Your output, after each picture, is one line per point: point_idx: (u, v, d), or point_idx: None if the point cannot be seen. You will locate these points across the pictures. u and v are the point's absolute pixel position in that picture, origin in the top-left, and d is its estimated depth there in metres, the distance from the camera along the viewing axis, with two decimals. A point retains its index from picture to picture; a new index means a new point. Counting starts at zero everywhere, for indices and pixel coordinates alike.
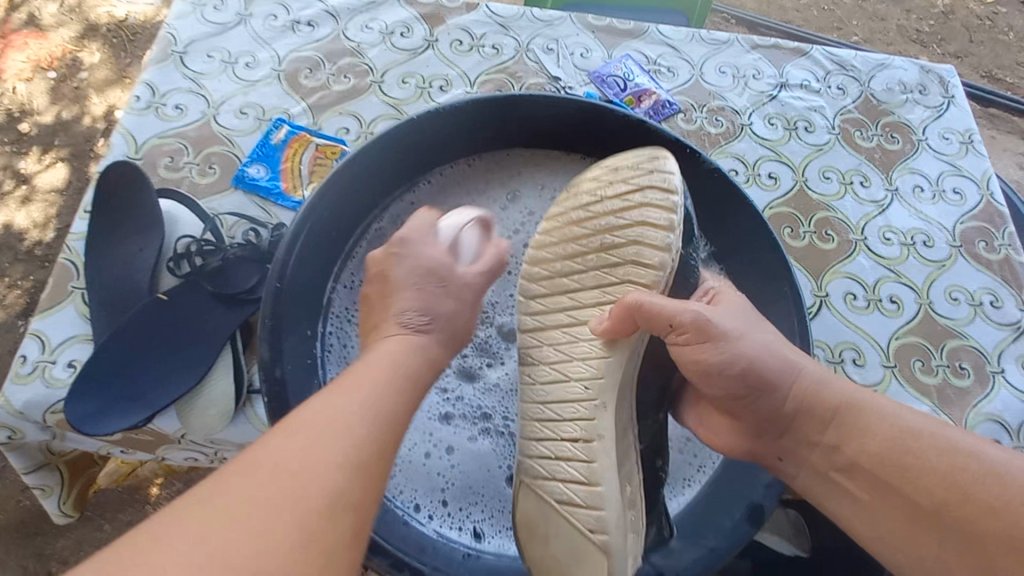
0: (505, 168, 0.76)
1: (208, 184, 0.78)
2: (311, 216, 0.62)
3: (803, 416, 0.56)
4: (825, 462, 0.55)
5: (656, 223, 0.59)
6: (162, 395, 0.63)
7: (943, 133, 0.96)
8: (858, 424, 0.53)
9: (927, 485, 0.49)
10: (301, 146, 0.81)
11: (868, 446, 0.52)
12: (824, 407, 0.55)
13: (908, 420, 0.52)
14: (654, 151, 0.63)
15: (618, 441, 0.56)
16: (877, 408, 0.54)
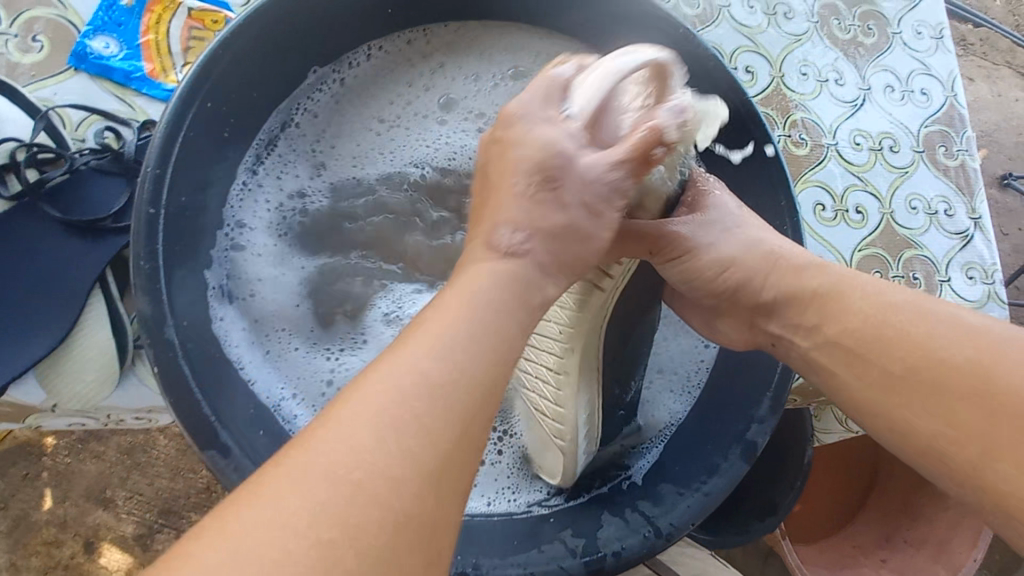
0: (437, 48, 0.61)
1: (34, 65, 0.56)
2: (189, 115, 0.45)
3: (783, 303, 0.46)
4: (806, 343, 0.45)
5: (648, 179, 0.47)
6: (14, 360, 0.48)
7: (916, 26, 0.90)
8: (837, 300, 0.43)
9: (917, 357, 0.38)
10: (166, 9, 0.59)
11: (848, 321, 0.42)
12: (801, 288, 0.45)
13: (893, 294, 0.41)
14: None
15: (584, 383, 0.50)
16: (858, 282, 0.43)
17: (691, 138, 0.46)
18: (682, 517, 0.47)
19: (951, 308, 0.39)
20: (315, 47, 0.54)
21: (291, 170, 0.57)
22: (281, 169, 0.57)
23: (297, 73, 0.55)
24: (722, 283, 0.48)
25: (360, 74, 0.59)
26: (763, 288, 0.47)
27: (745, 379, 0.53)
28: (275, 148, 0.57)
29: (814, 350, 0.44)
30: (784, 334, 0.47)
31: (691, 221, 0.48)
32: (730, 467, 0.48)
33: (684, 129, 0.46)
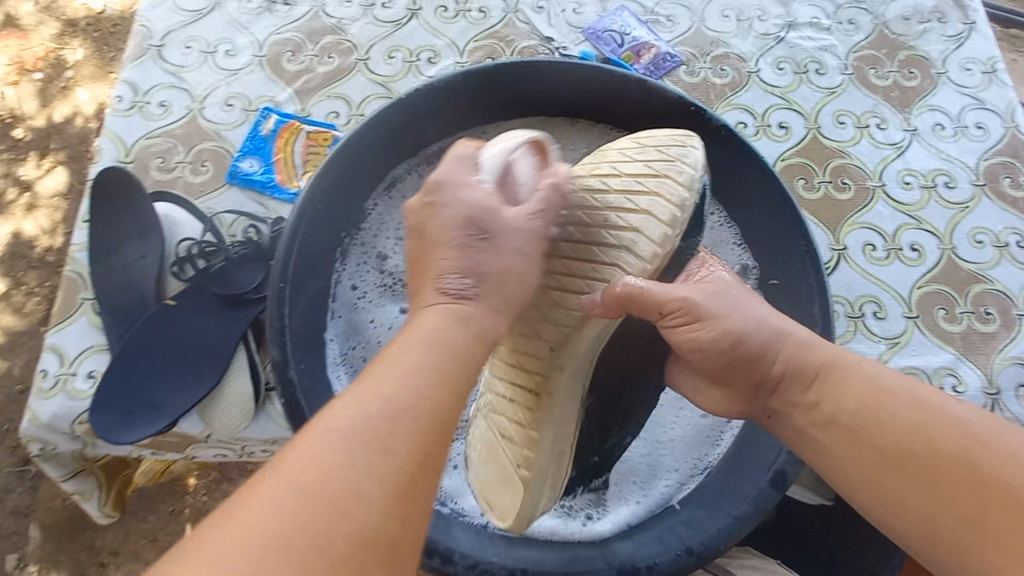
0: (484, 144, 0.73)
1: (203, 183, 0.76)
2: (306, 211, 0.61)
3: (784, 379, 0.52)
4: (802, 421, 0.51)
5: (659, 216, 0.54)
6: (184, 401, 0.64)
7: (963, 64, 0.91)
8: (838, 376, 0.50)
9: (895, 431, 0.45)
10: (291, 134, 0.79)
11: (846, 404, 0.48)
12: (807, 363, 0.51)
13: (890, 379, 0.48)
14: (682, 133, 0.60)
15: (565, 408, 0.54)
16: (859, 366, 0.50)
17: (670, 175, 0.56)
18: (711, 539, 0.52)
19: (947, 400, 0.46)
20: (393, 159, 0.68)
21: (369, 271, 0.67)
22: (365, 271, 0.67)
23: (382, 180, 0.68)
24: (733, 357, 0.53)
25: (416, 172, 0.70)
26: (771, 363, 0.52)
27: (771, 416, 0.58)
28: (371, 237, 0.68)
29: (812, 424, 0.50)
30: (784, 405, 0.53)
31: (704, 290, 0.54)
32: (760, 495, 0.53)
33: (659, 170, 0.57)
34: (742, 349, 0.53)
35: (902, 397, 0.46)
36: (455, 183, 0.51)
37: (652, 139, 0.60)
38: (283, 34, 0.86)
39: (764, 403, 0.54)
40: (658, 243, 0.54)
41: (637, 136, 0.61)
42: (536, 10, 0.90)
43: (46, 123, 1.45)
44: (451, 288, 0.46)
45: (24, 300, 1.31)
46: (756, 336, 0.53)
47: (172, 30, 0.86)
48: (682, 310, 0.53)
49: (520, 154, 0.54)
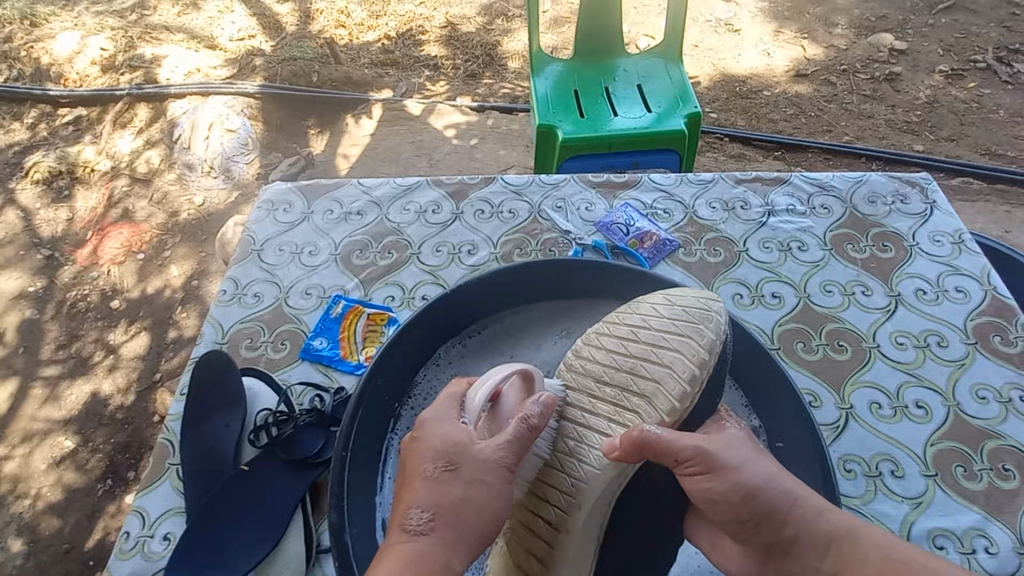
0: (519, 323, 0.85)
1: (281, 359, 0.92)
2: (371, 384, 0.75)
3: (801, 543, 0.59)
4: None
5: (679, 367, 0.63)
6: (243, 562, 0.70)
7: (933, 237, 1.05)
8: (852, 546, 0.58)
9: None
10: (356, 316, 0.96)
11: (866, 575, 0.56)
12: (822, 530, 0.59)
13: (895, 550, 0.56)
14: (711, 296, 0.69)
15: (579, 546, 0.60)
16: (872, 536, 0.58)
17: (699, 332, 0.65)
18: None
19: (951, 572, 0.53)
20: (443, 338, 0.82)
21: None
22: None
23: (430, 356, 0.81)
24: (747, 513, 0.60)
25: (462, 347, 0.83)
26: (788, 526, 0.59)
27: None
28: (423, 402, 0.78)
29: None
30: (802, 567, 0.60)
31: (727, 450, 0.61)
32: None
33: (684, 331, 0.65)
34: (754, 505, 0.60)
35: (915, 570, 0.54)
36: (436, 419, 0.61)
37: (683, 298, 0.69)
38: (355, 237, 1.08)
39: (780, 565, 0.61)
40: (677, 400, 0.61)
41: (669, 294, 0.71)
42: (555, 210, 1.11)
43: (140, 294, 1.84)
44: (413, 523, 0.55)
45: (88, 455, 1.53)
46: (767, 497, 0.59)
47: (270, 237, 1.09)
48: (693, 460, 0.59)
49: (510, 387, 0.64)
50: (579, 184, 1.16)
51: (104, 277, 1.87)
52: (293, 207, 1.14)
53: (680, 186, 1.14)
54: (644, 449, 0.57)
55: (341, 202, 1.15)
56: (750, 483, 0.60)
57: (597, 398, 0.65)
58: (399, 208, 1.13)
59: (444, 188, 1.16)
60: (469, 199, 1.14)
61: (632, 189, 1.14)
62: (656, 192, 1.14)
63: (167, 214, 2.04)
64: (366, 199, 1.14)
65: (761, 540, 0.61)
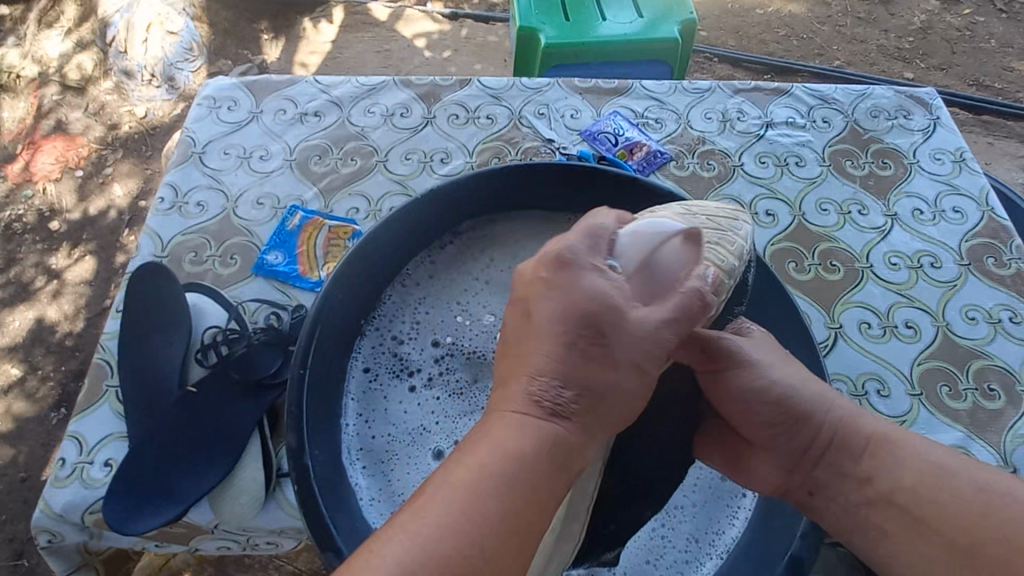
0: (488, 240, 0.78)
1: (231, 275, 0.82)
2: (331, 297, 0.66)
3: (832, 446, 0.58)
4: (855, 496, 0.56)
5: (720, 264, 0.59)
6: (197, 487, 0.64)
7: (934, 155, 0.99)
8: (892, 453, 0.55)
9: (939, 502, 0.51)
10: (314, 229, 0.86)
11: (902, 481, 0.53)
12: (858, 433, 0.57)
13: (935, 458, 0.54)
14: (734, 210, 0.68)
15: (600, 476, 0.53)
16: (914, 444, 0.55)
17: (731, 235, 0.63)
18: None
19: (992, 479, 0.51)
20: (407, 253, 0.74)
21: (385, 357, 0.69)
22: (379, 353, 0.69)
23: (396, 273, 0.73)
24: (781, 416, 0.59)
25: (427, 264, 0.76)
26: (820, 424, 0.58)
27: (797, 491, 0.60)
28: (390, 322, 0.71)
29: (865, 502, 0.55)
30: (832, 476, 0.58)
31: (754, 348, 0.61)
32: None
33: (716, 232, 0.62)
34: (792, 405, 0.59)
35: (961, 479, 0.51)
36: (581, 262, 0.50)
37: (704, 209, 0.67)
38: (311, 141, 0.96)
39: (809, 475, 0.59)
40: (711, 300, 0.58)
41: (689, 205, 0.68)
42: (537, 116, 1.00)
43: (81, 216, 1.66)
44: (548, 399, 0.46)
45: (38, 385, 1.43)
46: (803, 398, 0.59)
47: (213, 139, 0.96)
48: (725, 357, 0.59)
49: (672, 241, 0.57)
50: (564, 88, 1.04)
51: (39, 196, 1.68)
52: (238, 105, 1.00)
53: (674, 94, 1.04)
54: (680, 342, 0.55)
55: (294, 101, 1.00)
56: (782, 382, 0.59)
57: None
58: (361, 109, 1.00)
59: (412, 89, 1.03)
60: (442, 102, 1.01)
61: (622, 96, 1.04)
62: (648, 100, 1.03)
63: (106, 127, 1.81)
64: (323, 98, 1.01)
65: (793, 446, 0.59)
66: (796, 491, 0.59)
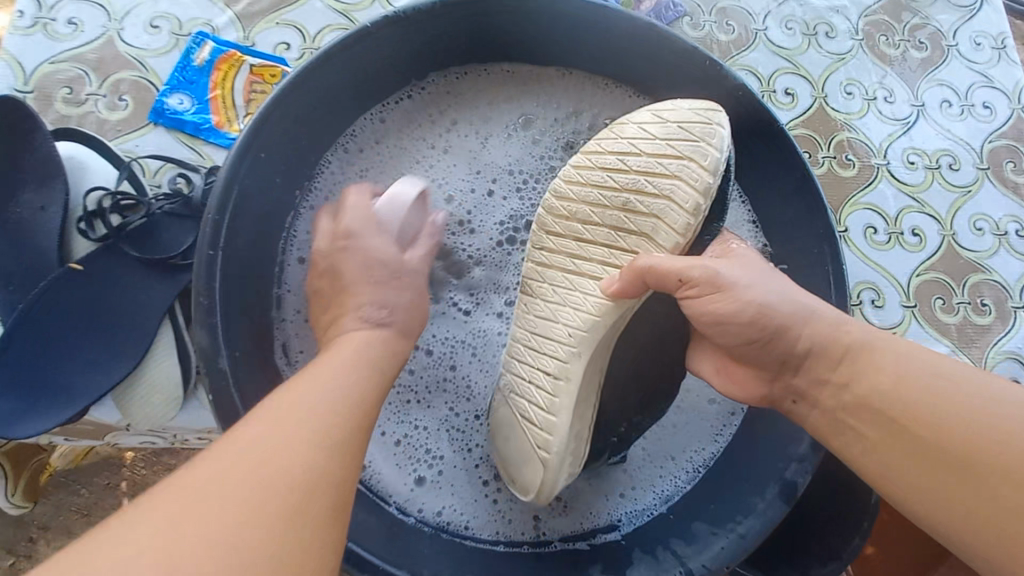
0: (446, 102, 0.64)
1: (120, 122, 0.63)
2: (244, 161, 0.49)
3: (813, 355, 0.45)
4: (831, 402, 0.45)
5: (680, 204, 0.47)
6: (96, 384, 0.54)
7: (975, 37, 0.85)
8: (874, 359, 0.42)
9: (926, 409, 0.39)
10: (231, 67, 0.66)
11: (881, 385, 0.41)
12: (839, 340, 0.44)
13: (931, 365, 0.41)
14: (712, 107, 0.48)
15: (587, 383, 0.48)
16: (908, 351, 0.42)
17: (700, 154, 0.47)
18: (716, 559, 0.46)
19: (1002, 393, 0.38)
20: (346, 114, 0.59)
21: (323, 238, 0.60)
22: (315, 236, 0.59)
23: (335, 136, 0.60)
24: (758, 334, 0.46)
25: (371, 129, 0.62)
26: (799, 337, 0.45)
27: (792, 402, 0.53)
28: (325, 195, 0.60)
29: (842, 409, 0.44)
30: (808, 385, 0.46)
31: (730, 266, 0.46)
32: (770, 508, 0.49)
33: (681, 152, 0.47)
34: (770, 322, 0.45)
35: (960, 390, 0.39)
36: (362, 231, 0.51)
37: (674, 111, 0.49)
38: None
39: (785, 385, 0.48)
40: (680, 231, 0.47)
41: (657, 108, 0.51)
42: None
43: None
44: (371, 315, 0.46)
45: None
46: (781, 309, 0.45)
47: None
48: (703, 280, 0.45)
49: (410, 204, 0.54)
50: None
51: None
52: None
53: None
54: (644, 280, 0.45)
55: None
56: (761, 294, 0.45)
57: (582, 241, 0.50)
58: None
59: None
60: None
61: None
62: None
63: None
64: None
65: (767, 358, 0.47)
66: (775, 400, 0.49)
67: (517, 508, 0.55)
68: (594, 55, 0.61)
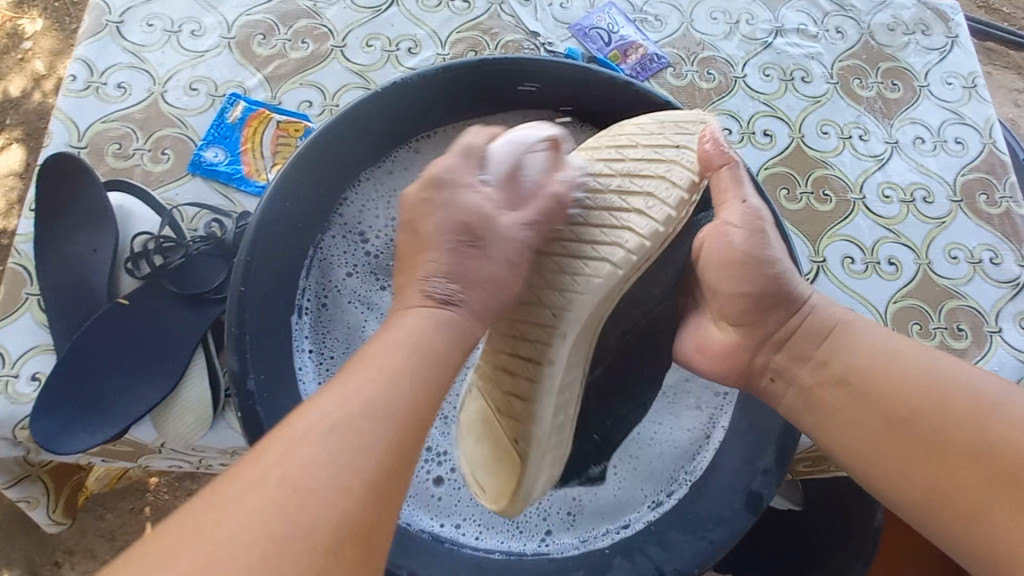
0: (448, 143, 0.69)
1: (162, 173, 0.71)
2: (274, 208, 0.57)
3: (797, 331, 0.55)
4: (809, 378, 0.54)
5: (675, 183, 0.53)
6: (136, 407, 0.60)
7: (945, 79, 0.91)
8: (850, 335, 0.53)
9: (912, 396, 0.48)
10: (260, 123, 0.75)
11: (856, 362, 0.52)
12: (827, 321, 0.55)
13: (889, 342, 0.52)
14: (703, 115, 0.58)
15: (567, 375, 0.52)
16: (866, 328, 0.53)
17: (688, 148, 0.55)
18: (688, 562, 0.54)
19: (944, 361, 0.49)
20: (361, 159, 0.65)
21: (342, 274, 0.65)
22: (335, 267, 0.65)
23: (358, 175, 0.66)
24: (757, 307, 0.56)
25: (384, 173, 0.68)
26: (797, 315, 0.55)
27: (763, 418, 0.59)
28: (344, 233, 0.66)
29: (823, 383, 0.53)
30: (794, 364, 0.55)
31: (740, 237, 0.56)
32: (736, 516, 0.55)
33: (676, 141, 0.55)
34: (774, 297, 0.56)
35: (906, 360, 0.50)
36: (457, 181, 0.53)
37: (672, 117, 0.58)
38: (253, 15, 0.81)
39: (769, 359, 0.57)
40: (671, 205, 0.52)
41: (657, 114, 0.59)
42: (521, 3, 0.86)
43: (19, 93, 1.34)
44: (437, 292, 0.48)
45: None
46: (788, 288, 0.55)
47: (132, 5, 0.80)
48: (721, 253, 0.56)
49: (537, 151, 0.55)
50: None
51: (18, 60, 1.36)
52: None
53: None
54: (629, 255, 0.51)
55: None
56: (768, 272, 0.55)
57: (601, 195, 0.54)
58: None
59: None
60: None
61: None
62: None
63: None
64: None
65: (760, 332, 0.57)
66: (756, 374, 0.58)
67: (524, 522, 0.59)
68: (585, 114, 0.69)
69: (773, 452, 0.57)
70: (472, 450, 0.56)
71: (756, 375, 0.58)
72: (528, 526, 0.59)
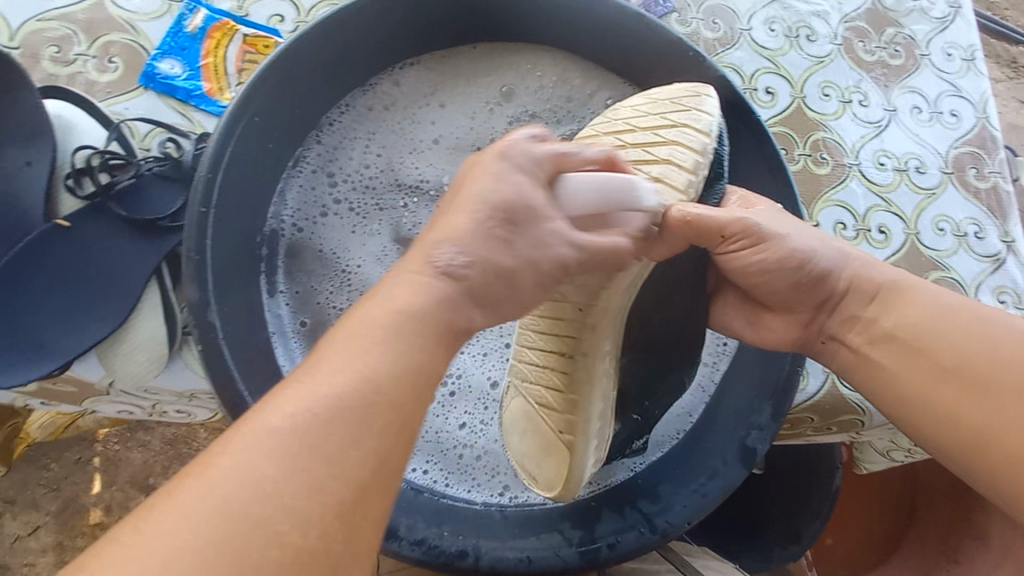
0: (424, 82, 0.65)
1: (109, 84, 0.63)
2: (237, 126, 0.51)
3: (847, 295, 0.51)
4: (858, 338, 0.50)
5: (681, 164, 0.50)
6: (79, 341, 0.54)
7: (946, 49, 0.89)
8: (902, 296, 0.49)
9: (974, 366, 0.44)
10: (225, 36, 0.67)
11: (907, 318, 0.48)
12: (871, 279, 0.50)
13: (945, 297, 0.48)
14: (700, 86, 0.54)
15: (604, 360, 0.50)
16: (924, 289, 0.49)
17: (699, 121, 0.51)
18: (679, 515, 0.53)
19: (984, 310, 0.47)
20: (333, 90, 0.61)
21: (310, 207, 0.61)
22: (306, 200, 0.61)
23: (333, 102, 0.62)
24: (808, 273, 0.51)
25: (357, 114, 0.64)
26: (838, 280, 0.51)
27: (760, 371, 0.58)
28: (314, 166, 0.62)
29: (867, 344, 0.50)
30: (837, 326, 0.52)
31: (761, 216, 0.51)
32: (730, 469, 0.54)
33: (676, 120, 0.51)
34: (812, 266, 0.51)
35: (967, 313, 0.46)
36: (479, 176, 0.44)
37: (664, 92, 0.55)
38: None
39: (819, 324, 0.53)
40: (684, 187, 0.50)
41: (648, 92, 0.56)
42: None
43: None
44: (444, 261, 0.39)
45: None
46: (823, 257, 0.51)
47: None
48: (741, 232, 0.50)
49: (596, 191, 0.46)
50: None
51: None
52: None
53: None
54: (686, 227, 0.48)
55: None
56: (802, 243, 0.51)
57: None
58: None
59: None
60: None
61: None
62: None
63: None
64: None
65: (804, 301, 0.53)
66: (810, 339, 0.54)
67: (487, 476, 0.59)
68: (591, 44, 0.64)
69: (766, 412, 0.55)
70: (518, 443, 0.54)
71: (811, 339, 0.54)
72: (492, 482, 0.59)
